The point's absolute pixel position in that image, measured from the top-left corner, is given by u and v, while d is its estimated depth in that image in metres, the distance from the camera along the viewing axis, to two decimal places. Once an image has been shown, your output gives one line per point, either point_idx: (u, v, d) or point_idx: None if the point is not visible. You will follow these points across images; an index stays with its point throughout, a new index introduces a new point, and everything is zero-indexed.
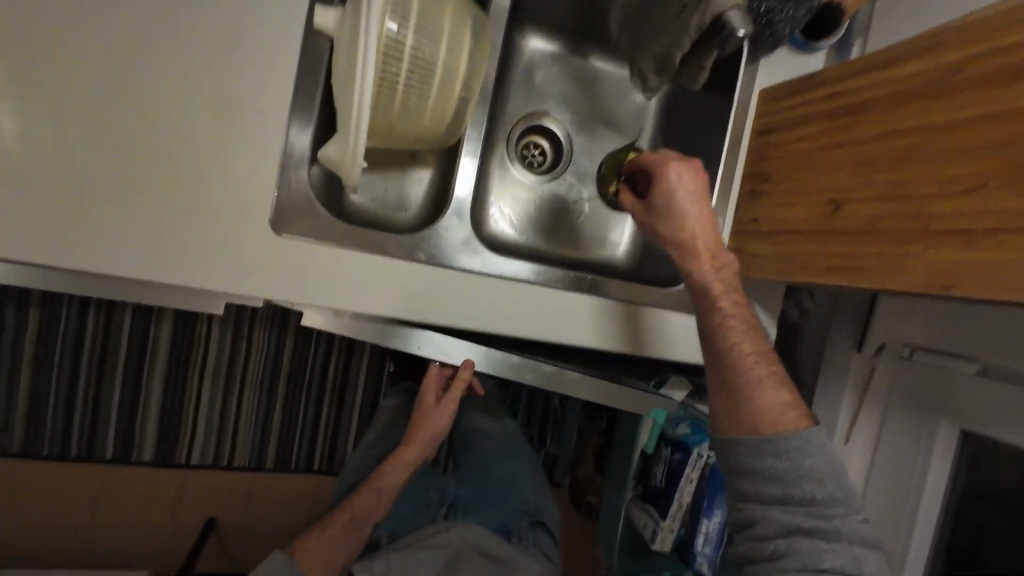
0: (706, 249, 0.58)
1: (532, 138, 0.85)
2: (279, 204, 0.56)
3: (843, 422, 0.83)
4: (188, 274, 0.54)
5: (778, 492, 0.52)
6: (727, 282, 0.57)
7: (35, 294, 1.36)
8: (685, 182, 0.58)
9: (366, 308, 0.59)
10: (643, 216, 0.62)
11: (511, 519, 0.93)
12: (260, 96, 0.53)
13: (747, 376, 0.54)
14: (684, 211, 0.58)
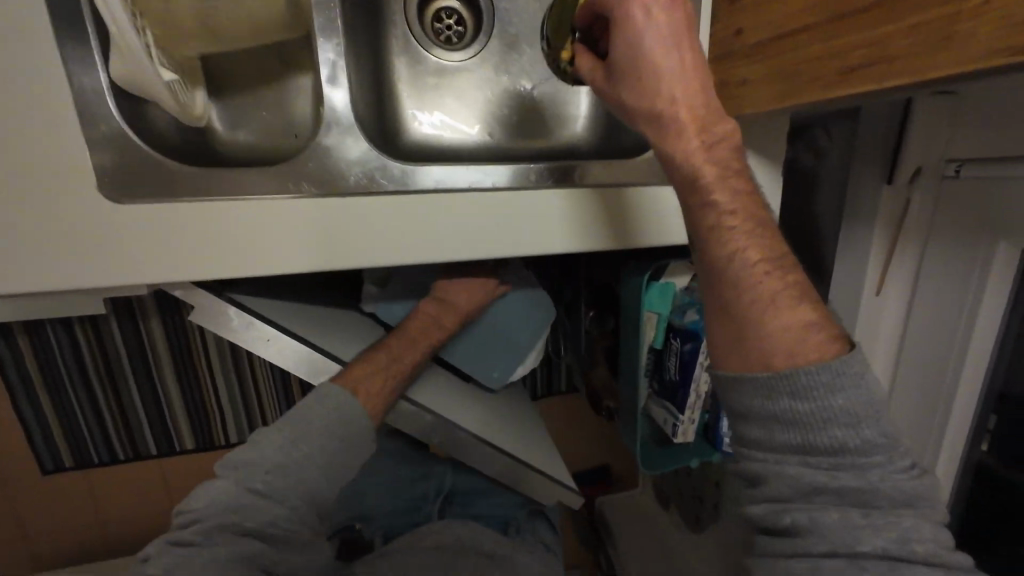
0: (690, 109, 0.42)
1: (441, 5, 0.67)
2: (105, 164, 0.43)
3: (872, 272, 0.72)
4: (34, 276, 0.43)
5: (795, 439, 0.38)
6: (724, 161, 0.42)
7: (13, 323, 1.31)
8: (654, 17, 0.40)
9: (268, 268, 0.48)
10: (604, 84, 0.45)
11: (511, 511, 0.78)
12: (7, 14, 0.38)
13: (752, 294, 0.40)
14: (656, 63, 0.41)
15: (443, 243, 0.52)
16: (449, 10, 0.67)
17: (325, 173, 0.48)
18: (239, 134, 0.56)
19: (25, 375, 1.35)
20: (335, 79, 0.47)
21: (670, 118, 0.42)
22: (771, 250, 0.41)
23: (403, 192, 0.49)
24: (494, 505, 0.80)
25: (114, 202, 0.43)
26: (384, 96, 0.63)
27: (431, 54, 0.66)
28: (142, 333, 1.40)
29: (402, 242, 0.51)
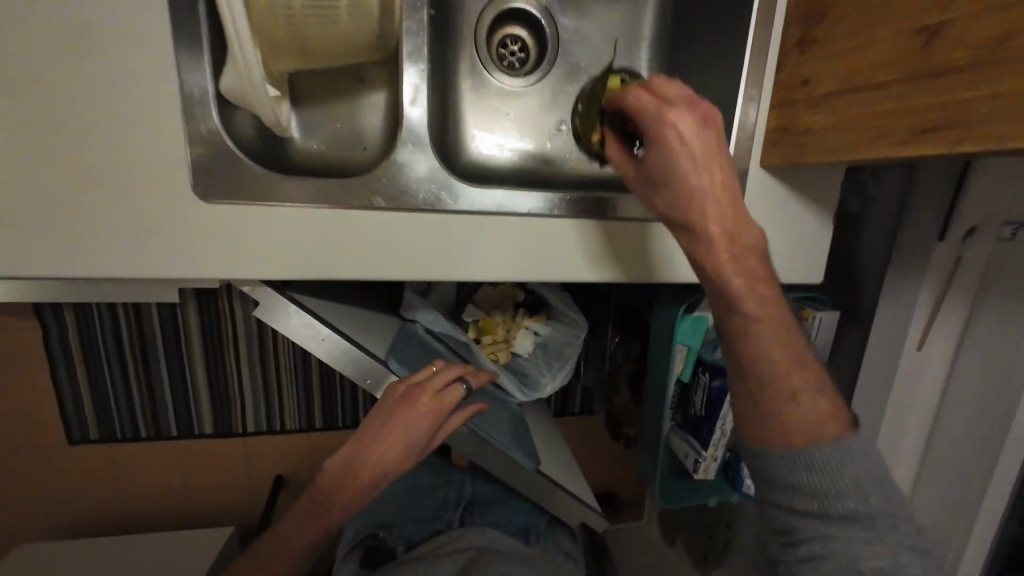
0: (720, 227, 0.42)
1: (508, 32, 0.69)
2: (199, 164, 0.46)
3: (917, 325, 0.70)
4: (121, 262, 0.47)
5: (813, 506, 0.41)
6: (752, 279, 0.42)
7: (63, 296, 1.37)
8: (685, 129, 0.42)
9: (332, 273, 0.51)
10: (631, 171, 0.49)
11: (532, 519, 0.80)
12: (137, 24, 0.42)
13: (773, 383, 0.42)
14: (693, 183, 0.42)
15: (497, 265, 0.54)
16: (515, 38, 0.70)
17: (395, 187, 0.50)
18: (313, 142, 0.58)
19: (66, 346, 1.41)
20: (415, 101, 0.50)
21: (704, 238, 0.43)
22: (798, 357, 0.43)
23: (465, 210, 0.51)
24: (515, 514, 0.81)
25: (201, 198, 0.47)
26: (448, 114, 0.66)
27: (495, 79, 0.69)
28: (179, 316, 1.45)
29: (459, 261, 0.53)
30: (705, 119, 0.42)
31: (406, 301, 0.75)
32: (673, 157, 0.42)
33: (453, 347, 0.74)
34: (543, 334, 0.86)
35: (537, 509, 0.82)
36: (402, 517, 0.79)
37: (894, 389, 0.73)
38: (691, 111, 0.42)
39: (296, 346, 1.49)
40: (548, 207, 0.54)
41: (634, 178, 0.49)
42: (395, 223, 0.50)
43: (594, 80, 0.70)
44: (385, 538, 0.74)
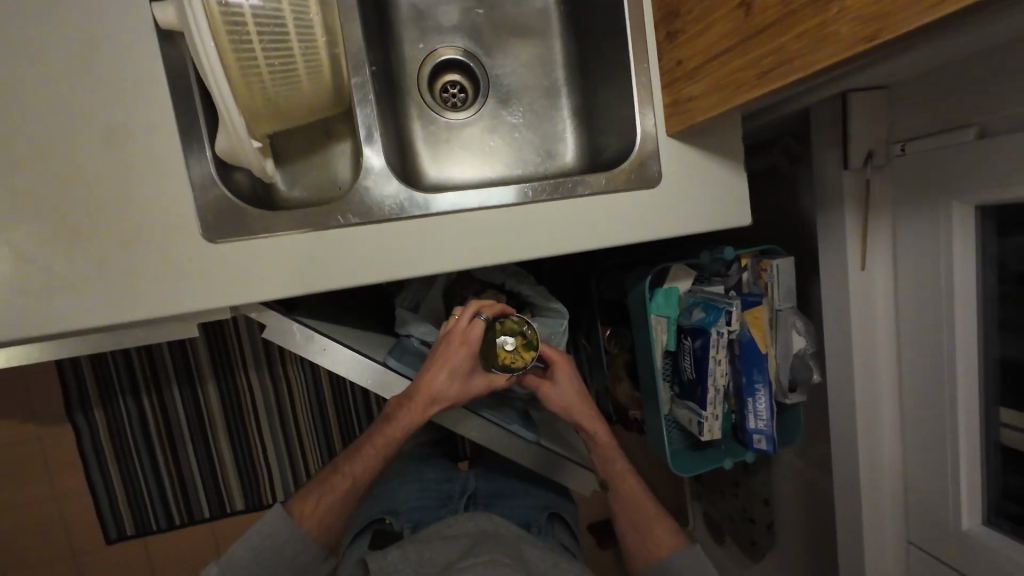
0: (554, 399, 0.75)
1: (444, 77, 0.82)
2: (204, 216, 0.57)
3: (854, 247, 0.75)
4: (149, 306, 0.56)
5: None
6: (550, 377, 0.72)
7: (92, 396, 1.46)
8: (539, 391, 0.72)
9: (325, 285, 0.60)
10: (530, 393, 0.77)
11: (532, 515, 0.90)
12: (146, 118, 0.54)
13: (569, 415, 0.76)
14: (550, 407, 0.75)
15: (464, 256, 0.64)
16: (451, 81, 0.83)
17: (365, 205, 0.61)
18: (295, 189, 0.70)
19: (97, 445, 1.48)
20: (374, 137, 0.62)
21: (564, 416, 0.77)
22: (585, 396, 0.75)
23: (428, 214, 0.62)
24: (516, 510, 0.91)
25: (208, 241, 0.57)
26: (407, 152, 0.78)
27: (441, 117, 0.82)
28: (199, 396, 1.53)
29: (431, 259, 0.63)
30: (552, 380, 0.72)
31: (399, 317, 0.84)
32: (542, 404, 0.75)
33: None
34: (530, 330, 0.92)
35: (539, 506, 0.92)
36: (410, 506, 0.90)
37: (854, 314, 0.77)
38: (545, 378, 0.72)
39: (313, 400, 1.59)
40: (498, 201, 0.64)
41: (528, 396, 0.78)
42: (371, 234, 0.60)
43: (523, 102, 0.83)
44: (391, 522, 0.86)
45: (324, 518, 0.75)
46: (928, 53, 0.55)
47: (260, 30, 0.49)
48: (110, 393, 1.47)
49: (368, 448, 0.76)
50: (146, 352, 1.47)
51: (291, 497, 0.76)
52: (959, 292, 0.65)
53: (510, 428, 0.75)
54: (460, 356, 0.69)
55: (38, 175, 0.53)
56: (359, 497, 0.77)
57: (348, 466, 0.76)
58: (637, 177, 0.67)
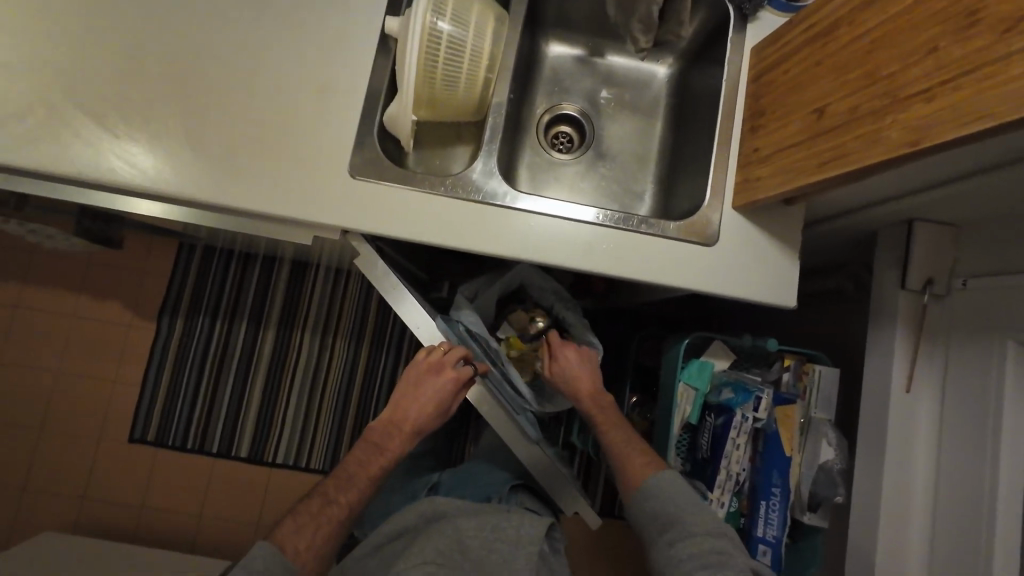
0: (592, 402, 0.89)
1: (559, 126, 1.01)
2: (355, 156, 0.75)
3: (902, 367, 0.75)
4: (293, 206, 0.74)
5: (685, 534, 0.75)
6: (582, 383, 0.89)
7: (183, 307, 1.70)
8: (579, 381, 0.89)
9: (418, 234, 0.74)
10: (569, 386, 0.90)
11: (495, 488, 0.98)
12: (349, 83, 0.76)
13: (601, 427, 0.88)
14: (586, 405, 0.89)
15: (531, 249, 0.75)
16: (563, 131, 1.01)
17: (469, 186, 0.76)
18: (418, 168, 0.87)
19: (164, 351, 1.67)
20: (492, 142, 0.78)
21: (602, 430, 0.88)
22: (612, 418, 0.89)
23: (517, 207, 0.75)
24: (480, 486, 0.99)
25: (351, 175, 0.74)
26: (510, 170, 0.95)
27: (546, 154, 0.99)
28: (259, 338, 1.71)
29: (507, 244, 0.75)
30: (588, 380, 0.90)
31: (455, 302, 0.93)
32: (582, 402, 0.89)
33: (485, 351, 0.89)
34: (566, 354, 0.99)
35: (502, 478, 0.99)
36: (376, 514, 1.04)
37: (891, 435, 0.74)
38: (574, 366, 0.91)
39: (346, 376, 1.70)
40: (573, 215, 0.76)
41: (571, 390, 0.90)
42: (469, 210, 0.75)
43: (616, 161, 0.98)
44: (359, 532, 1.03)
45: (318, 549, 0.74)
46: (989, 191, 0.61)
47: (448, 50, 0.72)
48: (196, 310, 1.70)
49: (359, 473, 0.81)
50: (239, 286, 1.72)
51: (275, 535, 0.73)
52: (1007, 433, 0.63)
53: (518, 418, 0.82)
54: (439, 387, 0.81)
55: (271, 100, 0.75)
56: (350, 524, 0.79)
57: (340, 496, 0.78)
58: (696, 231, 0.76)
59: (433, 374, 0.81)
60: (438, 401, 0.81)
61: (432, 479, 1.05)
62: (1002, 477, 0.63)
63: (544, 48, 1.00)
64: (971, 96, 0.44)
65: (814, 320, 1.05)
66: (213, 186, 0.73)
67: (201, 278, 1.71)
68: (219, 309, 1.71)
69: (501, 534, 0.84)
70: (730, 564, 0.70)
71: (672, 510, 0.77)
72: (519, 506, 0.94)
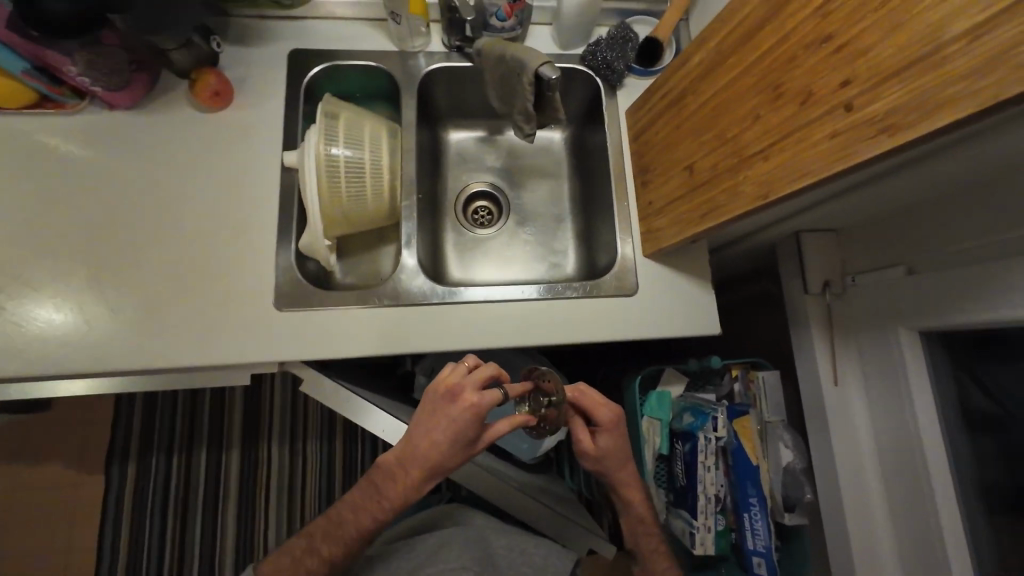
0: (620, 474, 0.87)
1: (477, 203, 1.06)
2: (278, 288, 0.75)
3: (825, 365, 0.84)
4: (223, 351, 0.73)
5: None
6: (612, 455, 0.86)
7: (133, 450, 1.58)
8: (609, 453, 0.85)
9: (357, 349, 0.75)
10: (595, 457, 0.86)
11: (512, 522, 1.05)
12: (258, 218, 0.77)
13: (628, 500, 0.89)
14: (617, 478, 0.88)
15: (471, 338, 0.78)
16: (482, 206, 1.06)
17: (397, 290, 0.78)
18: (348, 277, 0.89)
19: (120, 504, 1.54)
20: (411, 243, 0.81)
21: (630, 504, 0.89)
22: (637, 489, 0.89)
23: (449, 301, 0.78)
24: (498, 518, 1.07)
25: (278, 307, 0.75)
26: (438, 255, 0.99)
27: (469, 232, 1.03)
28: (223, 462, 1.61)
29: (446, 338, 0.77)
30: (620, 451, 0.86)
31: (418, 383, 0.98)
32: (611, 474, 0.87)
33: None
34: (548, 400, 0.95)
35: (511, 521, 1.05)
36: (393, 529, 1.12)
37: (833, 431, 0.84)
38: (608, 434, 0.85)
39: (324, 478, 1.62)
40: (501, 297, 0.79)
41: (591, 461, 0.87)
42: (402, 313, 0.77)
43: (535, 226, 1.03)
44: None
45: None
46: (846, 205, 0.70)
47: (347, 171, 0.75)
48: (148, 449, 1.59)
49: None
50: (191, 412, 1.63)
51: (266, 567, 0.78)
52: (921, 411, 0.70)
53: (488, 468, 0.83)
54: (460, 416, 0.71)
55: (181, 253, 0.75)
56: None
57: (315, 552, 0.77)
58: (618, 284, 0.81)
59: (440, 428, 0.72)
60: (457, 431, 0.71)
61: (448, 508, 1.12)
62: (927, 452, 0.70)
63: (446, 136, 1.06)
64: (795, 155, 0.52)
65: (751, 325, 1.12)
66: (135, 352, 0.71)
67: (149, 414, 1.61)
68: (173, 442, 1.61)
69: (530, 559, 0.84)
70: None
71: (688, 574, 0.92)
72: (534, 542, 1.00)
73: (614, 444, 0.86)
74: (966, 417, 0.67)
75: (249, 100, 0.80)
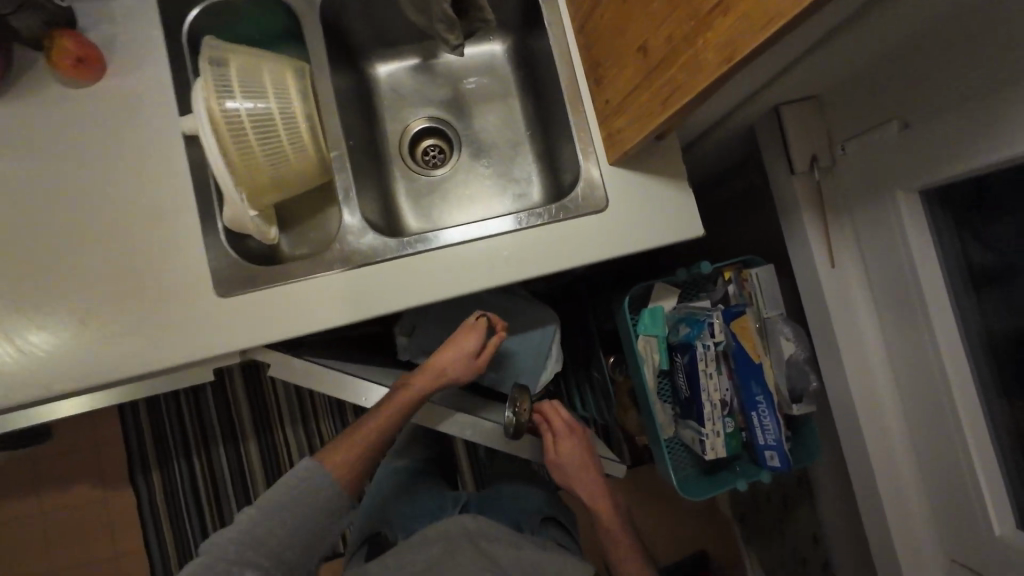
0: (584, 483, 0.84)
1: (426, 142, 0.96)
2: (214, 273, 0.68)
3: (821, 249, 0.78)
4: (170, 350, 0.67)
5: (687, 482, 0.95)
6: (572, 469, 0.83)
7: (152, 459, 1.58)
8: (568, 466, 0.83)
9: (316, 323, 0.69)
10: (560, 467, 0.84)
11: (524, 516, 0.93)
12: (170, 199, 0.68)
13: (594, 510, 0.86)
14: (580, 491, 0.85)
15: (435, 290, 0.72)
16: (431, 145, 0.96)
17: (346, 252, 0.71)
18: (294, 248, 0.81)
19: (156, 512, 1.57)
20: (350, 196, 0.72)
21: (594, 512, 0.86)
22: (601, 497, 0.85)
23: (405, 254, 0.71)
24: (507, 514, 0.94)
25: (219, 293, 0.68)
26: (391, 207, 0.90)
27: (422, 175, 0.94)
28: (243, 454, 1.62)
29: (411, 293, 0.71)
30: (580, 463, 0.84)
31: (398, 344, 0.92)
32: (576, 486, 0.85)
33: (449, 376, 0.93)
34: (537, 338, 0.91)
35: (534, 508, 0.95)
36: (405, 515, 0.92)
37: (836, 324, 0.79)
38: (567, 442, 0.83)
39: None
40: (460, 238, 0.72)
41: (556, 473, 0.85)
42: (357, 276, 0.70)
43: (492, 156, 0.94)
44: (388, 533, 0.90)
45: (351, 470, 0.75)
46: (829, 57, 0.60)
47: (254, 125, 0.64)
48: (167, 458, 1.59)
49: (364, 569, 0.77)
50: (198, 414, 1.61)
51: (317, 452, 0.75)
52: (930, 290, 0.65)
53: (490, 418, 0.78)
54: (464, 344, 0.76)
55: (94, 253, 0.67)
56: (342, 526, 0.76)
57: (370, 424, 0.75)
58: (585, 202, 0.73)
59: (470, 354, 0.76)
60: (462, 358, 0.75)
61: (459, 499, 0.97)
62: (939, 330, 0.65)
63: (373, 71, 0.93)
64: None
65: (742, 222, 1.06)
66: (80, 370, 0.66)
67: (158, 425, 1.59)
68: (189, 444, 1.61)
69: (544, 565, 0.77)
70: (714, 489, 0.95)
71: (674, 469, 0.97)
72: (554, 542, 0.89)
73: (580, 452, 0.84)
74: (981, 292, 0.63)
75: (124, 64, 0.68)
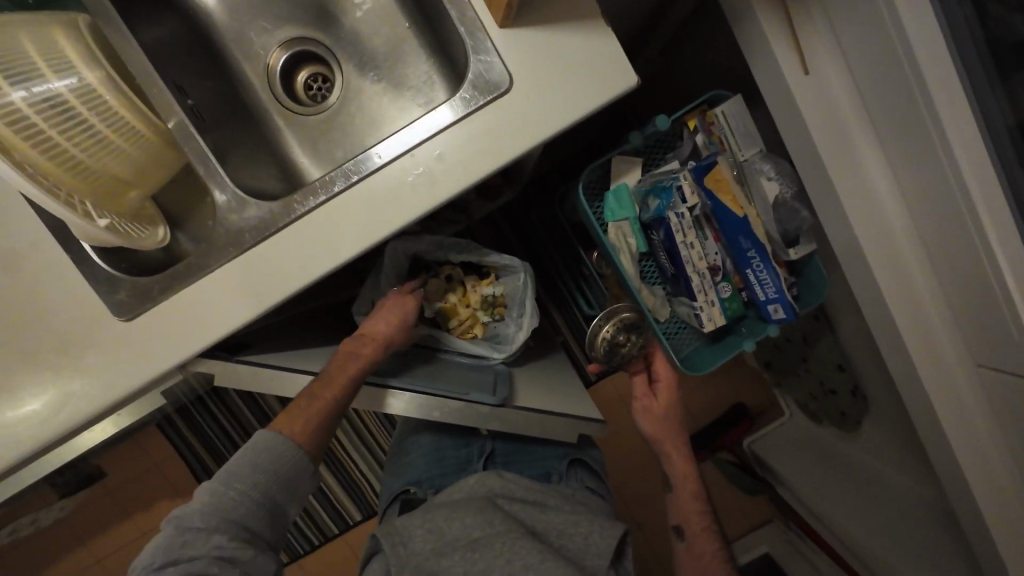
0: (660, 423, 0.86)
1: (301, 72, 0.80)
2: (109, 300, 0.61)
3: (789, 54, 0.64)
4: (95, 395, 0.62)
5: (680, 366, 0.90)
6: (658, 405, 0.87)
7: (168, 493, 1.41)
8: (651, 403, 0.87)
9: (231, 321, 0.61)
10: (642, 397, 0.88)
11: (553, 463, 0.85)
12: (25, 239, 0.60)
13: (667, 453, 0.85)
14: (653, 432, 0.87)
15: (337, 250, 0.60)
16: (307, 74, 0.79)
17: (235, 232, 0.61)
18: (191, 241, 0.70)
19: None
20: (215, 168, 0.61)
21: (665, 455, 0.86)
22: (674, 439, 0.86)
23: (301, 212, 0.60)
24: (536, 462, 0.86)
25: (121, 319, 0.61)
26: (288, 164, 0.78)
27: (312, 113, 0.79)
28: None
29: (319, 257, 0.61)
30: (664, 405, 0.87)
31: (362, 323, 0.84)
32: (648, 423, 0.87)
33: (422, 340, 0.82)
34: (505, 264, 0.81)
35: (557, 453, 0.87)
36: (433, 472, 0.85)
37: (823, 144, 0.65)
38: (660, 383, 0.88)
39: None
40: (341, 183, 0.59)
41: (638, 409, 0.88)
42: (256, 256, 0.61)
43: (379, 63, 0.77)
44: (417, 491, 0.83)
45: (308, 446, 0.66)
46: None
47: (48, 119, 0.51)
48: (184, 480, 1.41)
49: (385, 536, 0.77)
50: (193, 434, 1.39)
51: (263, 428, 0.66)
52: (923, 58, 0.53)
53: (474, 401, 0.72)
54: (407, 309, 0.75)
55: None
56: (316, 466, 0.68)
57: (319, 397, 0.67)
58: (485, 83, 0.58)
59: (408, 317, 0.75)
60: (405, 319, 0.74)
61: (484, 448, 0.88)
62: (941, 110, 0.54)
63: None
64: None
65: (703, 48, 0.88)
66: (19, 441, 0.61)
67: (159, 457, 1.40)
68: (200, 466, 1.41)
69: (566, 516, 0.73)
70: (722, 357, 0.89)
71: (678, 347, 0.92)
72: (581, 487, 0.83)
73: (671, 408, 0.88)
74: (1006, 65, 0.52)
75: None
